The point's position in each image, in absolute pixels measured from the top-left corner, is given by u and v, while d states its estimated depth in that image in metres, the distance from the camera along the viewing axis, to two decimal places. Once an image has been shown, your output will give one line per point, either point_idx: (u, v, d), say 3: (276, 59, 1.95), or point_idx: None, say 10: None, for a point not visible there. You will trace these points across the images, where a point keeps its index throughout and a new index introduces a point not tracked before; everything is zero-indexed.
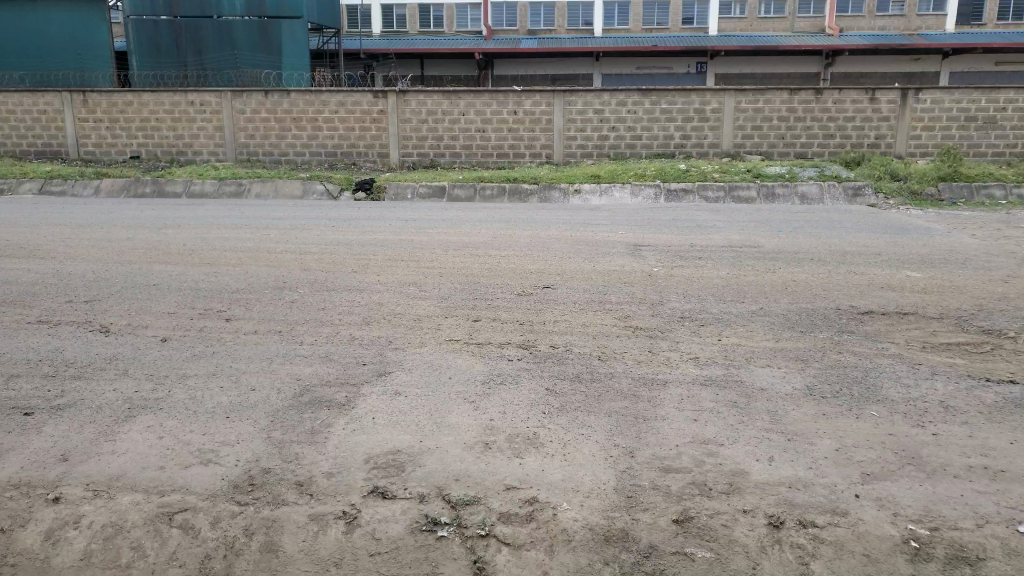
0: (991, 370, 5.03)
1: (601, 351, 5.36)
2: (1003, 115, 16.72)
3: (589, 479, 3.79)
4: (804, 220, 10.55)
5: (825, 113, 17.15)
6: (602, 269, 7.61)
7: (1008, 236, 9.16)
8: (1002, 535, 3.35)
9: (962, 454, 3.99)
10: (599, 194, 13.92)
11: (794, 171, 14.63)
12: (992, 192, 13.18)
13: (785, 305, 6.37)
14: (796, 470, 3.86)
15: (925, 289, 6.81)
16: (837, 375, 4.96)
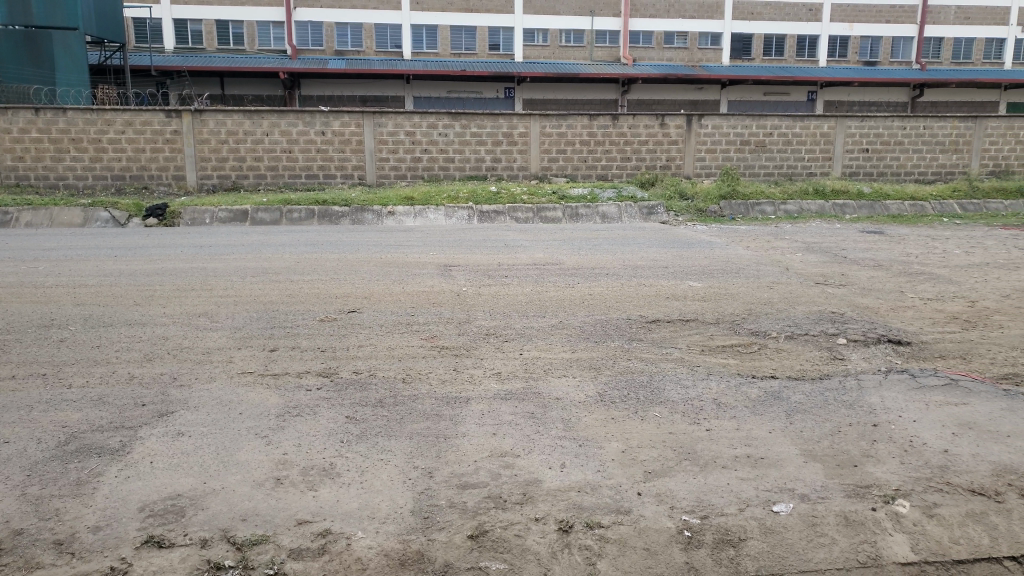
0: (758, 367, 5.57)
1: (405, 374, 5.32)
2: (771, 139, 18.56)
3: (386, 504, 3.74)
4: (603, 238, 11.18)
5: (622, 137, 18.29)
6: (411, 290, 7.62)
7: (775, 247, 10.26)
8: (760, 516, 3.70)
9: (730, 445, 4.37)
10: (412, 215, 13.93)
11: (595, 192, 15.42)
12: (764, 209, 14.68)
13: (582, 318, 6.69)
14: (586, 474, 4.04)
15: (704, 297, 7.42)
16: (627, 381, 5.26)
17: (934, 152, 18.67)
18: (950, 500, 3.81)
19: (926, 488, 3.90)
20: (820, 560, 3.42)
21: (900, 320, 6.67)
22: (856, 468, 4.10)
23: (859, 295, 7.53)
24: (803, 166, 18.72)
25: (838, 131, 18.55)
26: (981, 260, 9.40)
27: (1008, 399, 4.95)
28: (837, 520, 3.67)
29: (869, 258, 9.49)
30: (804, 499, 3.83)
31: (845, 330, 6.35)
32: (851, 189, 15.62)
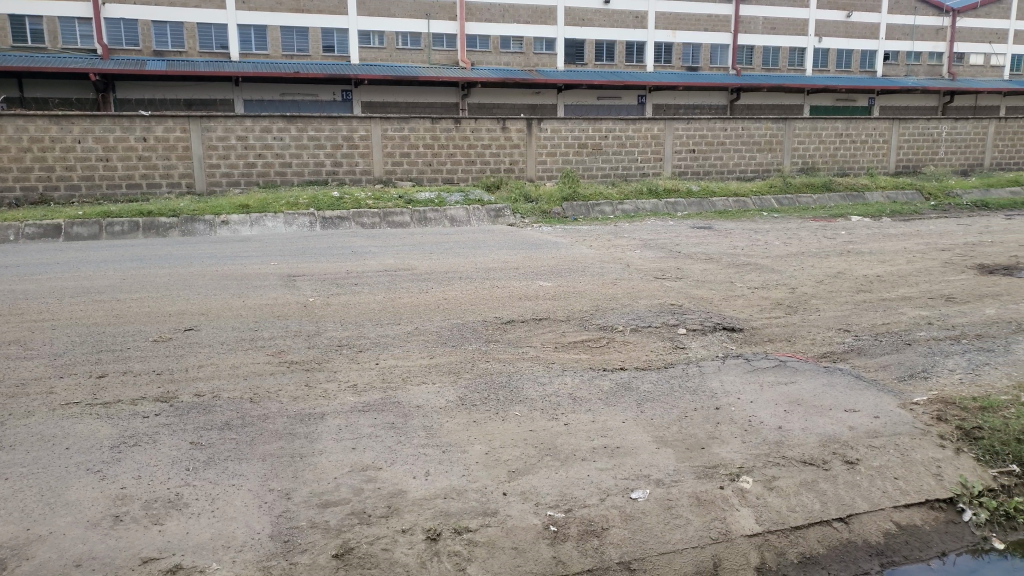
0: (608, 360, 5.78)
1: (254, 393, 5.04)
2: (606, 142, 19.27)
3: (242, 531, 3.52)
4: (452, 241, 11.20)
5: (465, 140, 18.36)
6: (253, 303, 7.25)
7: (615, 245, 10.69)
8: (620, 504, 3.83)
9: (588, 437, 4.51)
10: (249, 224, 13.28)
11: (441, 196, 15.41)
12: (603, 209, 15.29)
13: (436, 323, 6.65)
14: (451, 480, 4.01)
15: (554, 296, 7.62)
16: (485, 383, 5.29)
17: (751, 152, 20.12)
18: (785, 471, 4.13)
19: (765, 463, 4.20)
20: (677, 541, 3.61)
21: (731, 309, 7.18)
22: (703, 450, 4.35)
23: (695, 287, 8.01)
24: (637, 167, 19.58)
25: (667, 133, 19.55)
26: (796, 250, 10.31)
27: (829, 375, 5.46)
28: (689, 501, 3.87)
29: (700, 253, 10.13)
30: (659, 483, 4.02)
31: (685, 321, 6.73)
32: (681, 188, 16.65)
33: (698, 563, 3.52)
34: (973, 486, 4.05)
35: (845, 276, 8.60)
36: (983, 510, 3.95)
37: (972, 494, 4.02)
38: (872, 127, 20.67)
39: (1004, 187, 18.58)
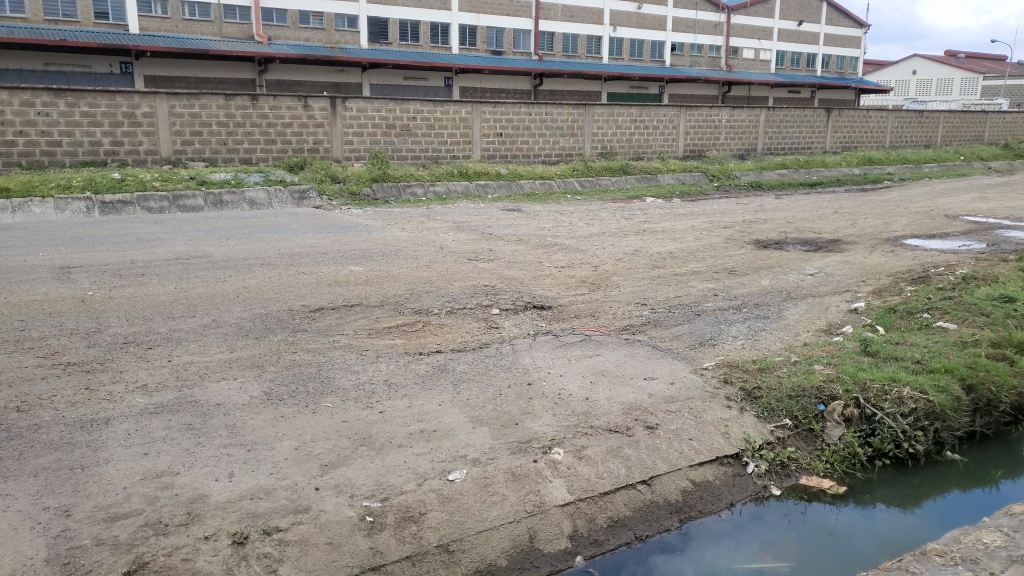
0: (423, 344, 5.73)
1: (21, 401, 4.44)
2: (415, 123, 18.81)
3: (11, 559, 3.09)
4: (252, 225, 10.62)
5: (264, 118, 17.19)
6: (17, 300, 6.37)
7: (427, 228, 10.62)
8: (438, 487, 3.80)
9: (403, 423, 4.43)
10: (11, 210, 11.72)
11: (239, 176, 14.48)
12: (415, 191, 15.21)
13: (237, 314, 6.25)
14: (258, 479, 3.78)
15: (365, 280, 7.43)
16: (293, 374, 5.05)
17: (555, 136, 20.63)
18: (593, 440, 4.30)
19: (575, 434, 4.35)
20: (494, 519, 3.65)
21: (541, 288, 7.38)
22: (517, 426, 4.43)
23: (506, 268, 8.15)
24: (447, 150, 19.31)
25: (474, 116, 19.41)
26: (598, 231, 10.83)
27: (631, 346, 5.78)
28: (504, 477, 3.92)
29: (510, 234, 10.34)
30: (475, 462, 4.03)
31: (497, 301, 6.82)
32: (490, 170, 16.88)
33: (514, 538, 3.59)
34: (755, 441, 4.49)
35: (642, 254, 9.16)
36: (763, 462, 4.40)
37: (753, 448, 4.45)
38: (662, 114, 22.05)
39: (774, 170, 20.71)
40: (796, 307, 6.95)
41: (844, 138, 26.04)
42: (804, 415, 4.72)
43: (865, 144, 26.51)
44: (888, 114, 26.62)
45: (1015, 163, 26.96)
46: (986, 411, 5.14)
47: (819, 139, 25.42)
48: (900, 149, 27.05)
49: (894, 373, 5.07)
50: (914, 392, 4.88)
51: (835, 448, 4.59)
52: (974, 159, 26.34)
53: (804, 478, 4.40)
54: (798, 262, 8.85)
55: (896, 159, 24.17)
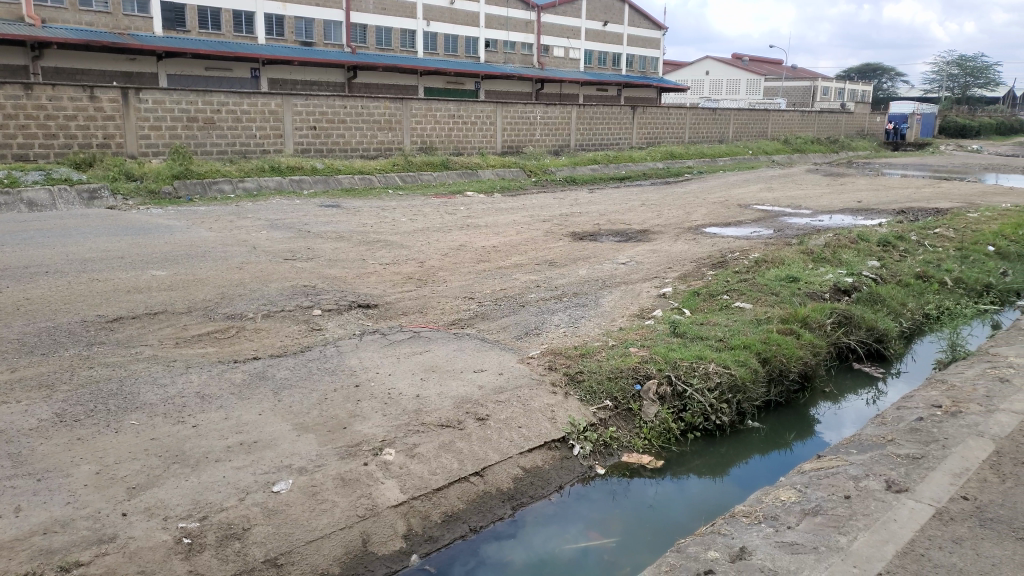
0: (238, 351, 5.41)
1: None
2: (219, 116, 17.41)
3: None
4: (34, 229, 9.50)
5: (42, 109, 14.74)
6: None
7: (238, 227, 10.05)
8: (262, 501, 3.59)
9: (221, 437, 4.14)
10: None
11: (14, 175, 12.81)
12: (222, 187, 14.40)
13: (18, 329, 5.55)
14: (52, 511, 3.37)
15: (170, 286, 6.89)
16: (90, 393, 4.56)
17: (372, 130, 20.17)
18: (424, 437, 4.26)
19: (405, 432, 4.29)
20: (324, 527, 3.51)
21: (364, 286, 7.22)
22: (345, 430, 4.29)
23: (325, 267, 7.89)
24: (256, 144, 18.04)
25: (285, 109, 18.37)
26: (420, 226, 10.78)
27: (457, 340, 5.79)
28: (333, 483, 3.78)
29: (329, 231, 10.04)
30: (301, 471, 3.85)
31: (319, 302, 6.58)
32: (305, 165, 16.25)
33: (346, 544, 3.47)
34: (579, 424, 4.66)
35: (466, 248, 9.23)
36: (587, 443, 4.57)
37: (579, 431, 4.62)
38: (479, 110, 22.32)
39: (586, 165, 21.68)
40: (612, 294, 7.30)
41: (648, 133, 27.76)
42: (623, 396, 4.96)
43: (666, 140, 28.44)
44: (685, 111, 28.69)
45: (791, 157, 30.13)
46: (779, 380, 5.69)
47: (626, 134, 26.91)
48: (697, 143, 29.31)
49: (701, 351, 5.47)
50: (718, 367, 5.30)
51: (651, 425, 4.87)
52: (759, 154, 29.11)
53: (625, 455, 4.64)
54: (612, 252, 9.31)
55: (693, 153, 26.15)
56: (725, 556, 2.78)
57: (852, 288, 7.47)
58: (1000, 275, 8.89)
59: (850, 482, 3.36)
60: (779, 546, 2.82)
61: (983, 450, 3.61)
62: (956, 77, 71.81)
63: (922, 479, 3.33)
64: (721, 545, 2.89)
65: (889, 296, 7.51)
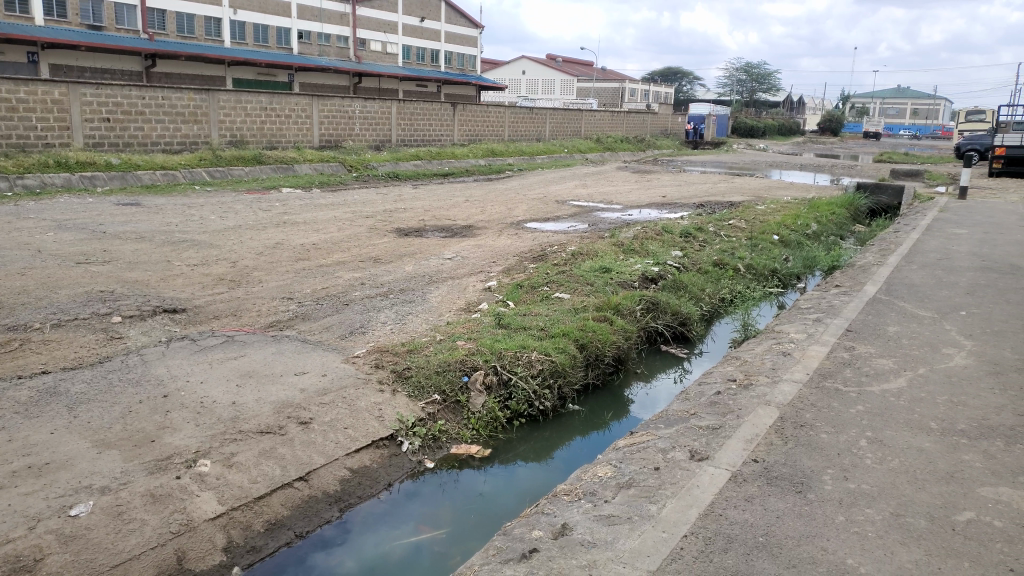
0: (23, 365, 4.88)
1: None
2: None
3: None
4: None
5: None
6: None
7: (18, 228, 9.00)
8: (57, 527, 3.28)
9: (4, 461, 3.72)
10: None
11: None
12: None
13: None
14: None
15: None
16: None
17: (177, 123, 18.79)
18: (243, 445, 4.08)
19: (222, 442, 4.08)
20: (132, 548, 3.27)
21: (170, 290, 6.75)
22: (153, 444, 4.01)
23: (126, 271, 7.28)
24: (38, 136, 16.17)
25: (72, 98, 16.61)
26: (234, 224, 10.24)
27: (276, 343, 5.58)
28: (141, 501, 3.53)
29: (128, 231, 9.27)
30: (104, 491, 3.56)
31: (117, 308, 6.08)
32: (97, 160, 14.86)
33: (159, 563, 3.25)
34: (407, 420, 4.66)
35: (283, 247, 8.90)
36: (416, 438, 4.59)
37: (407, 427, 4.62)
38: (293, 103, 21.53)
39: (409, 161, 21.57)
40: (436, 289, 7.35)
41: (469, 130, 28.09)
42: (449, 389, 5.03)
43: (486, 136, 28.93)
44: (504, 109, 29.33)
45: (604, 155, 31.82)
46: (596, 364, 6.02)
47: (448, 131, 27.06)
48: (516, 141, 30.12)
49: (524, 341, 5.67)
50: (540, 355, 5.52)
51: (478, 415, 4.98)
52: (575, 152, 30.41)
53: (453, 447, 4.70)
54: (436, 248, 9.37)
55: (513, 150, 26.84)
56: (548, 534, 2.91)
57: (659, 276, 8.04)
58: (783, 260, 9.93)
59: (658, 454, 3.63)
60: (597, 519, 3.00)
61: (770, 417, 4.04)
62: (743, 83, 79.03)
63: (720, 446, 3.66)
64: (544, 524, 3.02)
65: (691, 283, 8.16)
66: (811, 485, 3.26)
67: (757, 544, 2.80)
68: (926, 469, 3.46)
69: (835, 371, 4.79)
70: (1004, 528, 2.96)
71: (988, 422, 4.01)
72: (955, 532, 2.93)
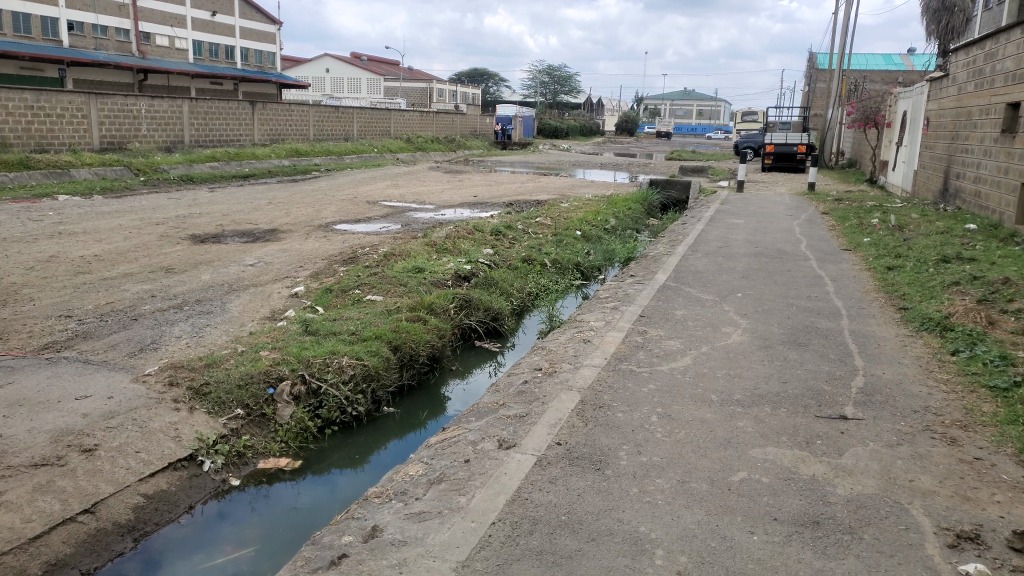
0: None
1: None
2: None
3: None
4: None
5: None
6: None
7: None
8: None
9: None
10: None
11: None
12: None
13: None
14: None
15: None
16: None
17: None
18: (12, 482, 3.66)
19: None
20: None
21: None
22: None
23: None
24: None
25: None
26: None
27: (53, 366, 5.06)
28: None
29: None
30: None
31: None
32: None
33: None
34: (208, 438, 4.41)
35: (59, 259, 8.06)
36: (219, 456, 4.36)
37: (208, 445, 4.37)
38: (66, 101, 19.46)
39: (205, 163, 20.33)
40: (238, 298, 7.01)
41: (270, 130, 26.93)
42: (255, 401, 4.83)
43: (290, 136, 27.90)
44: (308, 109, 28.46)
45: (414, 154, 31.82)
46: (411, 364, 6.04)
47: (248, 131, 25.80)
48: (322, 141, 29.30)
49: (334, 346, 5.56)
50: (351, 360, 5.44)
51: (287, 426, 4.83)
52: (384, 152, 30.15)
53: (261, 462, 4.53)
54: (237, 254, 8.91)
55: (319, 150, 26.11)
56: (358, 538, 2.88)
57: (470, 274, 8.20)
58: (586, 254, 10.50)
59: (467, 447, 3.71)
60: (407, 517, 3.02)
61: (572, 401, 4.27)
62: (546, 85, 82.27)
63: (526, 434, 3.82)
64: (354, 528, 2.99)
65: (501, 280, 8.39)
66: (608, 462, 3.49)
67: (560, 522, 2.95)
68: (707, 437, 3.82)
69: (629, 354, 5.16)
70: (771, 483, 3.35)
71: (758, 391, 4.50)
72: (731, 491, 3.26)
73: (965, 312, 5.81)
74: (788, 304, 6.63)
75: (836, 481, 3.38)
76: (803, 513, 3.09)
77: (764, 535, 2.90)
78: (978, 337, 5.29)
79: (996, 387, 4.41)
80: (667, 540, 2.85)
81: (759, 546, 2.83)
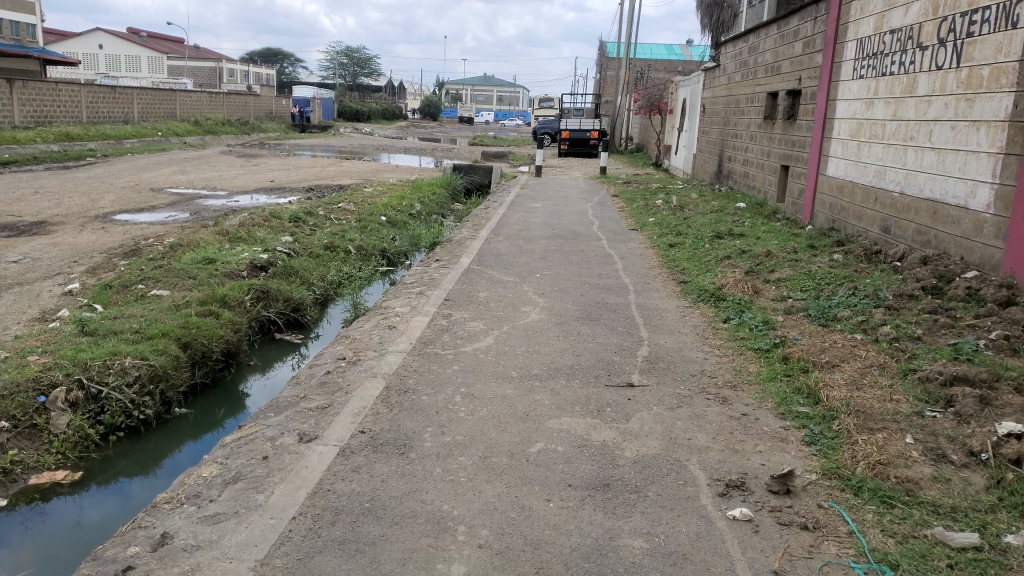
0: None
1: None
2: None
3: None
4: None
5: None
6: None
7: None
8: None
9: None
10: None
11: None
12: None
13: None
14: None
15: None
16: None
17: None
18: None
19: None
20: None
21: None
22: None
23: None
24: None
25: None
26: None
27: None
28: None
29: None
30: None
31: None
32: None
33: None
34: None
35: None
36: None
37: None
38: None
39: None
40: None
41: (34, 112, 23.93)
42: (22, 412, 4.33)
43: (58, 119, 24.98)
44: (78, 88, 25.65)
45: (205, 139, 29.77)
46: (204, 362, 5.71)
47: (5, 113, 22.77)
48: (98, 124, 26.54)
49: (114, 346, 5.11)
50: (135, 360, 5.04)
51: (64, 437, 4.39)
52: (170, 136, 27.90)
53: (34, 478, 4.09)
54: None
55: (94, 134, 23.66)
56: (146, 548, 2.69)
57: (268, 264, 7.88)
58: (391, 240, 10.44)
59: (267, 443, 3.58)
60: (201, 521, 2.87)
61: (376, 388, 4.26)
62: (345, 67, 80.21)
63: (329, 425, 3.76)
64: (142, 537, 2.79)
65: (301, 269, 8.13)
66: (411, 445, 3.53)
67: (363, 509, 2.95)
68: (507, 413, 3.97)
69: (433, 337, 5.23)
70: (565, 451, 3.56)
71: (554, 365, 4.74)
72: (529, 462, 3.43)
73: (734, 283, 6.48)
74: (582, 282, 7.02)
75: (624, 444, 3.66)
76: (595, 476, 3.32)
77: (559, 501, 3.09)
78: (746, 305, 5.94)
79: (758, 349, 4.98)
80: (468, 515, 2.95)
81: (555, 512, 3.01)
